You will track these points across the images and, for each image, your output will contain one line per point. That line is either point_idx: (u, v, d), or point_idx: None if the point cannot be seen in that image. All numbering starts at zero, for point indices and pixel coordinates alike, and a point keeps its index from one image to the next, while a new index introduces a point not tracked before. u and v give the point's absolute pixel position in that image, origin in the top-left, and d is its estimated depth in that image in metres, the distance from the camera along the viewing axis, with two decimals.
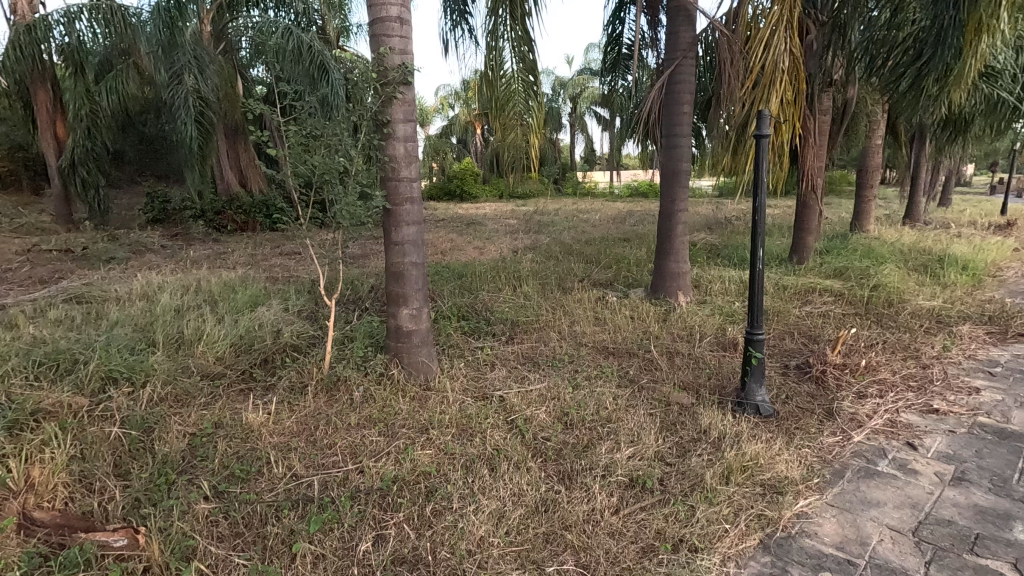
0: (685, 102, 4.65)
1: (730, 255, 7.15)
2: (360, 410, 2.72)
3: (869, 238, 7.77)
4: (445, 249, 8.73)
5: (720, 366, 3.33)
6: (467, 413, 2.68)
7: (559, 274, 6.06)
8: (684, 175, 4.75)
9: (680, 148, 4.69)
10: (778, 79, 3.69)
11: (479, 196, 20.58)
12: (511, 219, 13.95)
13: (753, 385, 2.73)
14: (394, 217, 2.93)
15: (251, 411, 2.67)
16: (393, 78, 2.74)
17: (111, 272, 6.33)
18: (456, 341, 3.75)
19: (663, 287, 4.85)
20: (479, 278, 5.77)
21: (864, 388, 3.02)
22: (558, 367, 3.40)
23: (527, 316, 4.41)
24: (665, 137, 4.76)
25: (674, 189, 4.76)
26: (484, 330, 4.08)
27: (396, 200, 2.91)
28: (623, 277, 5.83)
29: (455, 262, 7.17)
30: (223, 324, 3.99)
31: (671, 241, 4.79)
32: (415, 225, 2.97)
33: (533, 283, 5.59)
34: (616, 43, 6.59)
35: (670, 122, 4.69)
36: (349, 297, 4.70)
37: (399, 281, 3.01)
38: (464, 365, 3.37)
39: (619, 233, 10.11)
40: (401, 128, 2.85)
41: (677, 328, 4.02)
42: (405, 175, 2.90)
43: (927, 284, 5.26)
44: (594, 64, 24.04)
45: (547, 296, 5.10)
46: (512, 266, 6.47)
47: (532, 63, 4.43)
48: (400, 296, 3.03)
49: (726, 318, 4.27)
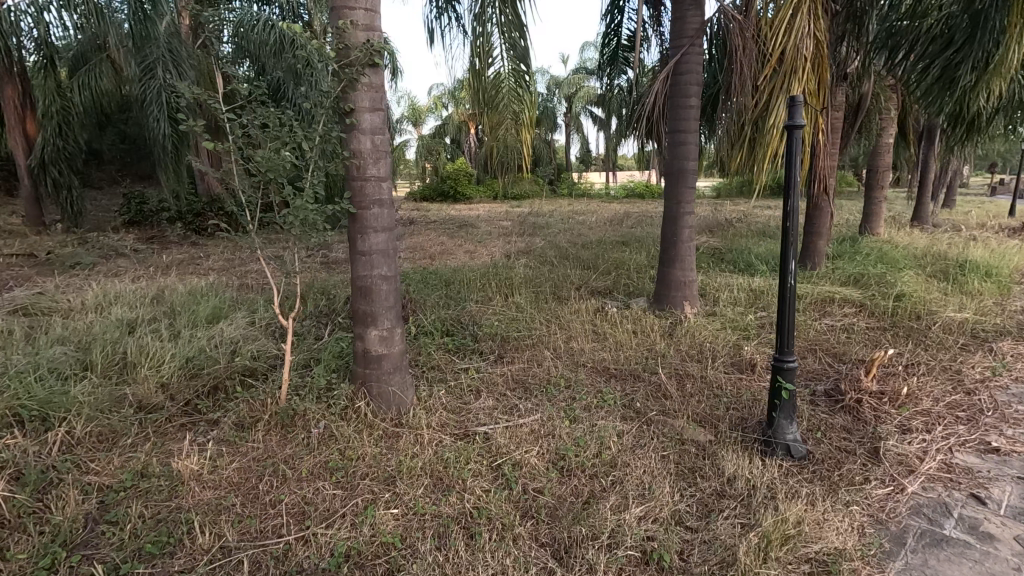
0: (692, 94, 4.22)
1: (735, 260, 6.76)
2: (318, 453, 2.29)
3: (880, 241, 7.38)
4: (435, 253, 8.29)
5: (738, 394, 2.91)
6: (444, 458, 2.24)
7: (553, 281, 5.64)
8: (691, 174, 4.32)
9: (687, 145, 4.27)
10: (800, 67, 3.27)
11: (473, 197, 20.21)
12: (505, 220, 13.50)
13: (783, 422, 2.32)
14: (360, 223, 2.49)
15: (185, 454, 2.24)
16: (356, 59, 2.31)
17: (71, 279, 5.87)
18: (437, 363, 3.32)
19: (666, 296, 4.44)
20: (467, 287, 5.34)
21: (907, 420, 2.60)
22: (554, 394, 2.97)
23: (518, 330, 3.99)
24: (670, 133, 4.34)
25: (681, 190, 4.33)
26: (470, 348, 3.66)
27: (363, 203, 2.47)
28: (623, 285, 5.41)
29: (443, 268, 6.74)
30: (177, 341, 3.55)
31: (678, 247, 4.37)
32: (384, 232, 2.54)
33: (526, 292, 5.17)
34: (615, 35, 6.14)
35: (675, 116, 4.27)
36: (324, 309, 4.27)
37: (367, 299, 2.57)
38: (445, 392, 2.94)
39: (617, 235, 9.72)
40: (368, 117, 2.41)
41: (685, 346, 3.61)
42: (373, 173, 2.46)
43: (952, 292, 4.87)
44: (590, 63, 23.60)
45: (541, 307, 4.68)
46: (503, 273, 6.04)
47: (523, 51, 3.99)
48: (368, 315, 2.59)
49: (739, 334, 3.85)
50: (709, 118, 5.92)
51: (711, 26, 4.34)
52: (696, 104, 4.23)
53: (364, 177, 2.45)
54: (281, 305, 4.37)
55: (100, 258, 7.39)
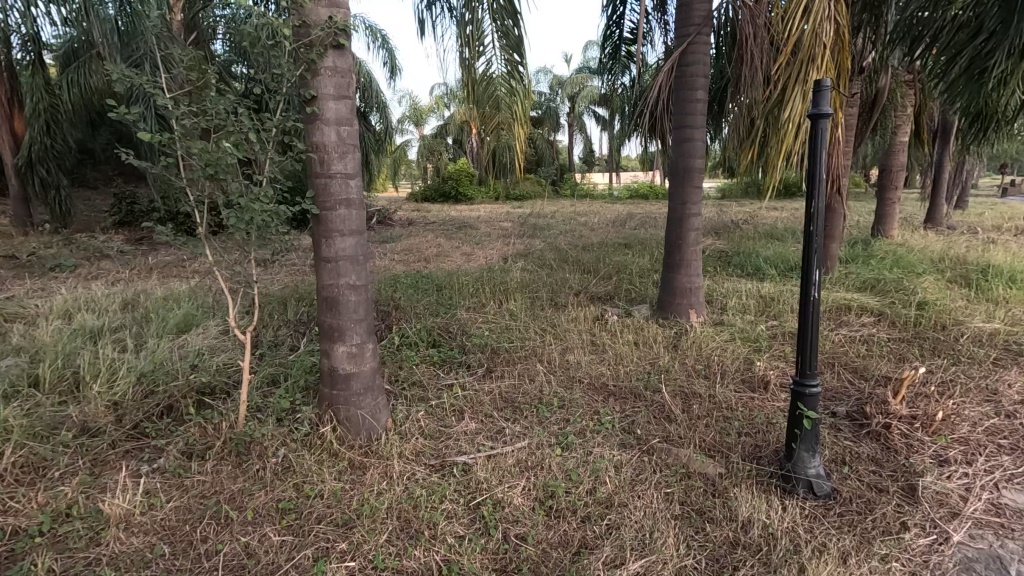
0: (699, 87, 3.90)
1: (743, 264, 6.45)
2: (271, 489, 2.01)
3: (894, 245, 7.06)
4: (430, 255, 8.00)
5: (750, 417, 2.62)
6: (415, 496, 1.96)
7: (551, 286, 5.35)
8: (698, 173, 4.01)
9: (694, 142, 3.96)
10: (819, 54, 2.97)
11: (474, 198, 19.94)
12: (504, 221, 13.20)
13: (805, 455, 2.02)
14: (325, 226, 2.21)
15: (119, 490, 1.96)
16: (316, 38, 2.02)
17: (47, 282, 5.61)
18: (419, 379, 3.03)
19: (672, 306, 4.14)
20: (460, 292, 5.05)
21: (943, 450, 2.30)
22: (545, 417, 2.68)
23: (510, 341, 3.69)
24: (675, 129, 4.03)
25: (686, 189, 4.03)
26: (457, 361, 3.37)
27: (327, 204, 2.18)
28: (625, 291, 5.12)
29: (437, 271, 6.45)
30: (138, 353, 3.27)
31: (683, 251, 4.08)
32: (353, 236, 2.26)
33: (522, 298, 4.88)
34: (618, 26, 5.83)
35: (681, 111, 3.97)
36: (303, 317, 3.99)
37: (333, 311, 2.28)
38: (424, 413, 2.65)
39: (619, 237, 9.42)
40: (332, 104, 2.12)
41: (691, 360, 3.31)
42: (339, 170, 2.17)
43: (976, 300, 4.55)
44: (594, 62, 23.25)
45: (536, 314, 4.39)
46: (499, 277, 5.74)
47: (517, 40, 3.69)
48: (335, 330, 2.30)
49: (749, 346, 3.55)
50: (715, 115, 5.63)
51: (719, 13, 4.04)
52: (704, 97, 3.92)
53: (329, 174, 2.16)
54: (257, 312, 4.09)
55: (84, 259, 7.15)
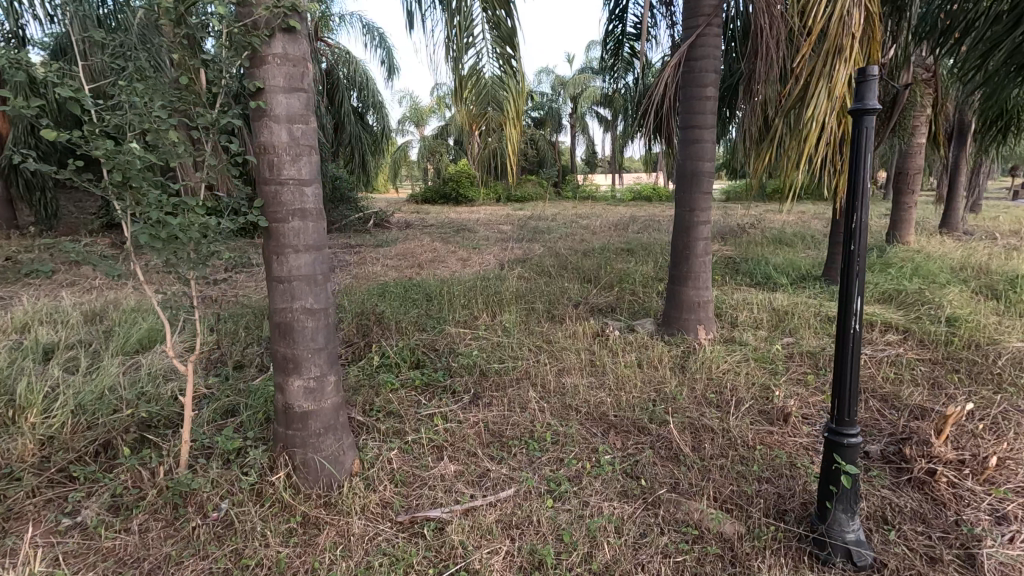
0: (709, 85, 3.56)
1: (752, 272, 6.13)
2: (207, 555, 1.70)
3: (912, 252, 6.72)
4: (424, 261, 7.68)
5: (772, 458, 2.29)
6: (376, 569, 1.65)
7: (548, 296, 5.03)
8: (707, 177, 3.67)
9: (703, 144, 3.62)
10: (846, 44, 2.61)
11: (475, 200, 19.61)
12: (504, 224, 12.87)
13: (842, 518, 1.70)
14: (276, 241, 1.89)
15: (22, 558, 1.65)
16: (260, 21, 1.70)
17: (15, 289, 5.30)
18: (397, 408, 2.71)
19: (677, 320, 3.82)
20: (452, 304, 4.72)
21: (1001, 503, 1.97)
22: (535, 456, 2.36)
23: (502, 362, 3.37)
24: (682, 130, 3.70)
25: (693, 197, 3.69)
26: (441, 385, 3.05)
27: (278, 215, 1.87)
28: (628, 302, 4.80)
29: (430, 278, 6.13)
30: (87, 375, 2.95)
31: (691, 263, 3.75)
32: (309, 251, 1.93)
33: (517, 310, 4.56)
34: (621, 20, 5.48)
35: (688, 110, 3.63)
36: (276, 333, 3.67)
37: (286, 339, 1.96)
38: (399, 451, 2.34)
39: (622, 242, 9.09)
40: (280, 98, 1.80)
41: (701, 386, 2.98)
42: (292, 176, 1.85)
43: (1005, 315, 4.23)
44: (597, 62, 22.88)
45: (531, 329, 4.05)
46: (494, 286, 5.41)
47: (509, 32, 3.35)
48: (290, 361, 1.97)
49: (764, 369, 3.22)
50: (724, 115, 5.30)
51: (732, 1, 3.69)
52: (714, 96, 3.58)
53: (279, 181, 1.84)
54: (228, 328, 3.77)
55: (62, 264, 6.85)
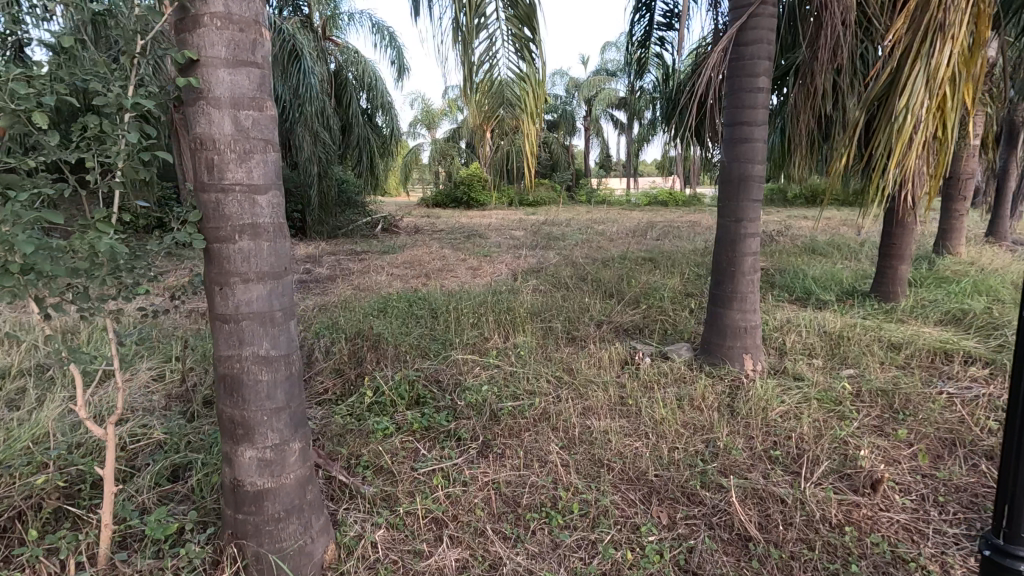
0: (763, 74, 3.03)
1: (790, 286, 5.59)
2: None
3: (964, 264, 6.14)
4: (432, 270, 7.22)
5: (866, 549, 1.79)
6: None
7: (568, 314, 4.54)
8: (757, 182, 3.13)
9: (753, 145, 3.08)
10: (952, 19, 2.06)
11: (487, 204, 19.14)
12: (517, 230, 12.40)
13: None
14: (217, 268, 1.41)
15: None
16: None
17: None
18: (391, 464, 2.23)
19: (721, 350, 3.29)
20: (460, 322, 4.24)
21: None
22: (561, 538, 1.88)
23: (518, 398, 2.87)
24: (727, 128, 3.18)
25: (738, 206, 3.16)
26: (446, 430, 2.56)
27: (222, 233, 1.39)
28: (657, 322, 4.29)
29: (437, 290, 5.66)
30: (26, 413, 2.49)
31: (737, 283, 3.22)
32: (262, 281, 1.44)
33: (534, 331, 4.06)
34: (648, 10, 4.89)
35: (736, 103, 3.09)
36: None
37: (233, 398, 1.47)
38: (388, 531, 1.86)
39: (641, 250, 8.56)
40: (223, 75, 1.32)
41: (759, 437, 2.45)
42: (238, 180, 1.37)
43: None
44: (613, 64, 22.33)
45: (550, 357, 3.56)
46: (507, 301, 4.93)
47: (528, 9, 2.82)
48: (240, 426, 1.49)
49: (832, 413, 2.69)
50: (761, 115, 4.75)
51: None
52: (767, 88, 3.05)
53: (224, 187, 1.36)
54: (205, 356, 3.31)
55: None
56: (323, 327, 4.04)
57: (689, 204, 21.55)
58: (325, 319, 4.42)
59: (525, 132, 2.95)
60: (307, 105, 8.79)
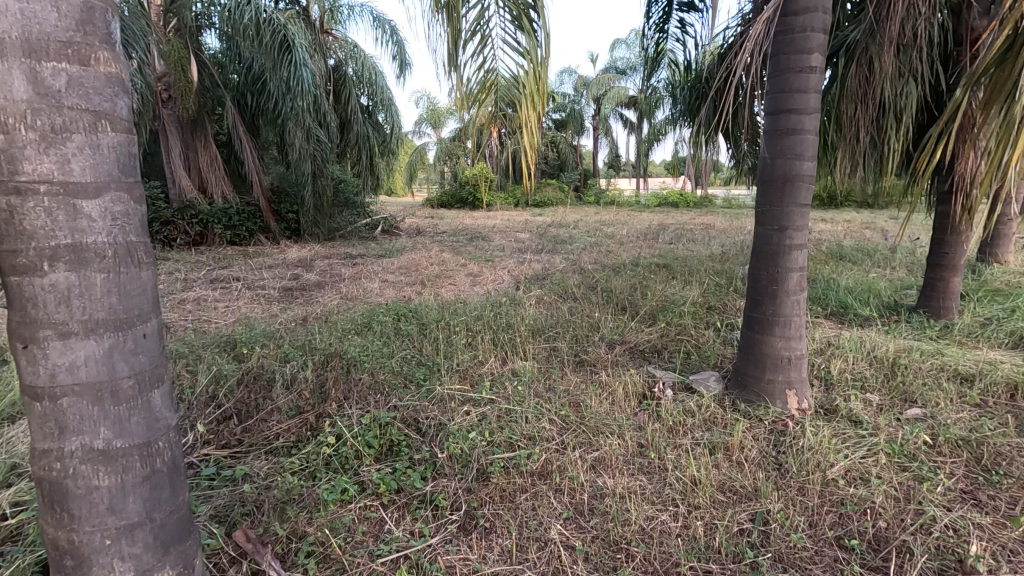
0: (816, 50, 2.45)
1: (821, 299, 5.05)
2: None
3: (1015, 274, 5.55)
4: (430, 276, 6.74)
5: None
6: None
7: (575, 331, 4.02)
8: (806, 184, 2.56)
9: (803, 137, 2.51)
10: None
11: (493, 204, 18.66)
12: (523, 231, 11.87)
13: None
14: (16, 320, 0.91)
15: None
16: None
17: None
18: (344, 550, 1.72)
19: (760, 386, 2.73)
20: (452, 341, 3.71)
21: None
22: None
23: (513, 446, 2.36)
24: (769, 117, 2.61)
25: (782, 211, 2.60)
26: (421, 493, 2.05)
27: (20, 262, 0.88)
28: (677, 343, 3.75)
29: (432, 300, 5.17)
30: None
31: (780, 305, 2.66)
32: (90, 340, 0.94)
33: (537, 354, 3.56)
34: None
35: (785, 86, 2.51)
36: (206, 395, 2.69)
37: (55, 512, 1.01)
38: None
39: (654, 255, 8.03)
40: (6, 4, 0.82)
41: (819, 511, 1.92)
42: (43, 175, 0.86)
43: None
44: (623, 62, 21.78)
45: (554, 390, 3.02)
46: (507, 314, 4.42)
47: None
48: (69, 554, 1.03)
49: (907, 473, 2.15)
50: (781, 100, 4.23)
51: None
52: (821, 67, 2.47)
53: (19, 187, 0.86)
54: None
55: None
56: (294, 348, 3.52)
57: (700, 205, 20.99)
58: (301, 337, 3.91)
59: (523, 120, 2.27)
60: (297, 99, 8.30)
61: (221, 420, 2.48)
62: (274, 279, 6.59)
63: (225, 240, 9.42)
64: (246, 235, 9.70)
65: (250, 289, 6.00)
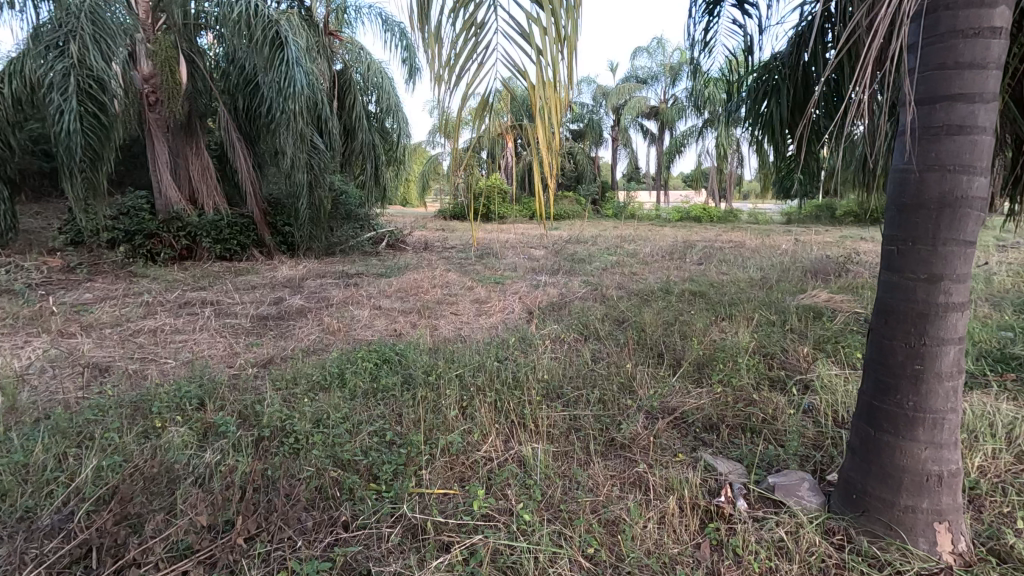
0: (1001, 2, 1.56)
1: None
2: None
3: None
4: (430, 301, 5.90)
5: None
6: None
7: (601, 390, 3.12)
8: (975, 215, 1.64)
9: (975, 138, 1.60)
10: None
11: (506, 217, 17.82)
12: (537, 248, 11.00)
13: None
14: None
15: None
16: None
17: None
18: None
19: (892, 517, 1.81)
20: (441, 405, 2.85)
21: None
22: None
23: None
24: (915, 110, 1.71)
25: (934, 253, 1.68)
26: None
27: None
28: (735, 414, 2.84)
29: (425, 336, 4.32)
30: None
31: (926, 396, 1.74)
32: None
33: (549, 428, 2.68)
34: None
35: (952, 58, 1.60)
36: (66, 511, 1.84)
37: None
38: None
39: (683, 280, 7.10)
40: None
41: None
42: None
43: None
44: (644, 71, 20.98)
45: (576, 498, 2.12)
46: (515, 362, 3.55)
47: None
48: None
49: None
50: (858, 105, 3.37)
51: None
52: (1006, 29, 1.58)
53: None
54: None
55: None
56: (230, 417, 2.66)
57: (724, 220, 19.98)
58: (250, 395, 3.04)
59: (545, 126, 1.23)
60: (290, 101, 7.58)
61: (72, 564, 1.62)
62: (252, 303, 5.80)
63: (214, 255, 8.59)
64: (237, 248, 8.87)
65: (221, 317, 5.21)
